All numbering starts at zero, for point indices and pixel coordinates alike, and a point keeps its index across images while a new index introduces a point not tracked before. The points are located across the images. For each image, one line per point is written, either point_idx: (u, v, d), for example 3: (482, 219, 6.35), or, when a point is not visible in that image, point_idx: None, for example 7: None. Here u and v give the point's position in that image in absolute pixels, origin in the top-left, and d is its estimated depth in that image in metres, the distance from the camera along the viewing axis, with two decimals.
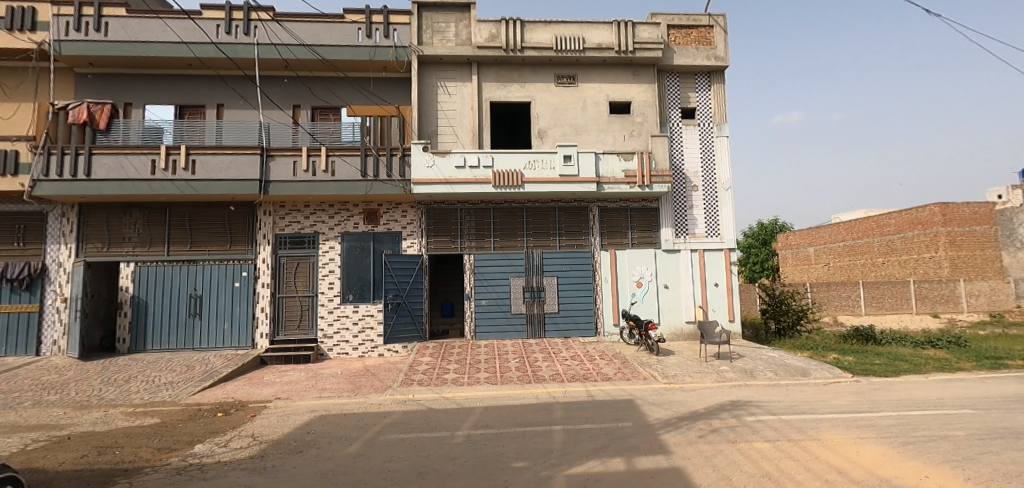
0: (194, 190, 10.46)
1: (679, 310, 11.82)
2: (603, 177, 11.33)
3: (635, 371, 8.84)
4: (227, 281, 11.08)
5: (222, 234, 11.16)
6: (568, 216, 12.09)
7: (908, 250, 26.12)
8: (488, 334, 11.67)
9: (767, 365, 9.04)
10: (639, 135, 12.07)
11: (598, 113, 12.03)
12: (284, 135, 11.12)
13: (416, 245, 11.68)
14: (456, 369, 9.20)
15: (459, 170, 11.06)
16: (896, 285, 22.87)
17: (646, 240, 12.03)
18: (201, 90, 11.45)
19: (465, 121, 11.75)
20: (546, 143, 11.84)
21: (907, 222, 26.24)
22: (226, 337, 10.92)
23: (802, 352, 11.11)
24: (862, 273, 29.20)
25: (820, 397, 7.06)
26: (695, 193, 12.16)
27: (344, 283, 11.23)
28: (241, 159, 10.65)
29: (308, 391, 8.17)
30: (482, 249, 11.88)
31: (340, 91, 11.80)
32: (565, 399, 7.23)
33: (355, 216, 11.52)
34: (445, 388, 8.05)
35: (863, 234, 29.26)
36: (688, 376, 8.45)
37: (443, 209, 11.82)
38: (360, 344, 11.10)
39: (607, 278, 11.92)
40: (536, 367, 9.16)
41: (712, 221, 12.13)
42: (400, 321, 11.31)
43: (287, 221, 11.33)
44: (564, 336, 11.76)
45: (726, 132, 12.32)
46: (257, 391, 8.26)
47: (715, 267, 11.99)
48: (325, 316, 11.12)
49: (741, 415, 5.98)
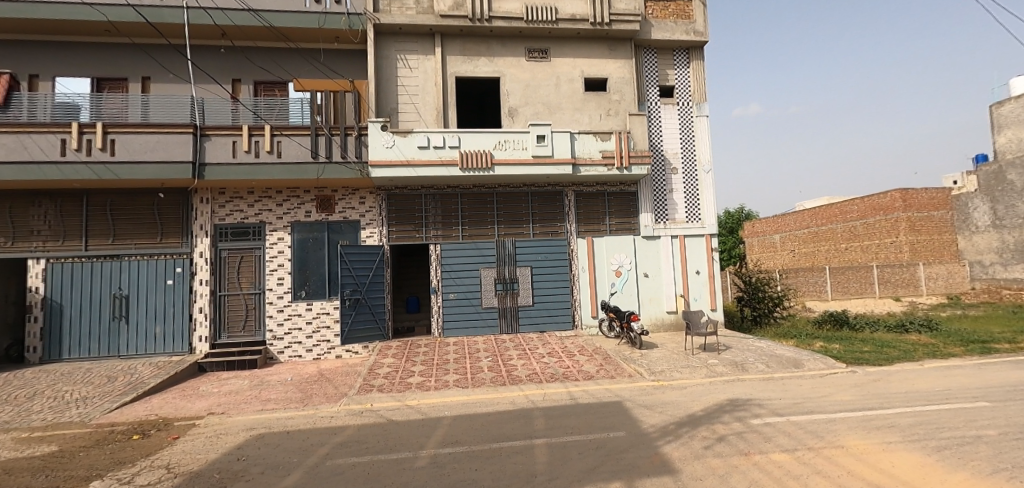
0: (114, 174, 9.08)
1: (659, 299, 11.22)
2: (579, 159, 10.57)
3: (618, 368, 8.16)
4: (160, 278, 9.74)
5: (152, 225, 9.80)
6: (542, 201, 11.27)
7: (870, 235, 26.65)
8: (458, 330, 10.77)
9: (756, 356, 8.52)
10: (617, 114, 11.32)
11: (573, 90, 11.21)
12: (221, 110, 9.82)
13: (376, 235, 10.62)
14: (422, 371, 8.27)
15: (422, 151, 10.06)
16: (861, 270, 23.20)
17: (625, 226, 11.36)
18: (123, 61, 9.97)
19: (428, 98, 10.70)
20: (518, 122, 10.94)
21: (870, 208, 26.74)
22: (159, 343, 9.63)
23: (786, 340, 10.71)
24: (826, 259, 29.72)
25: (821, 391, 6.65)
26: (674, 176, 11.55)
27: (295, 278, 10.09)
28: (169, 139, 9.28)
29: (248, 404, 7.05)
30: (449, 238, 10.95)
31: (287, 64, 10.53)
32: (545, 404, 6.41)
33: (307, 203, 10.35)
34: (409, 394, 7.12)
35: (827, 220, 29.75)
36: (676, 371, 7.81)
37: (406, 195, 10.81)
38: (314, 345, 10.01)
39: (584, 267, 11.19)
40: (511, 366, 8.35)
41: (692, 205, 11.57)
42: (360, 318, 10.25)
43: (228, 210, 10.07)
44: (539, 331, 10.98)
45: (706, 111, 11.75)
46: (188, 405, 7.09)
47: (695, 253, 11.46)
48: (274, 316, 9.97)
49: (746, 417, 5.52)
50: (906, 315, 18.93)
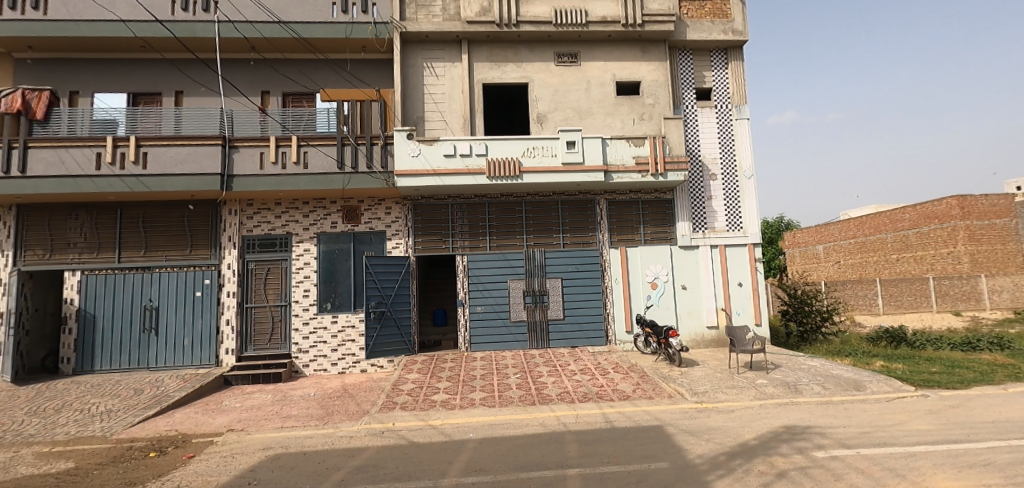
0: (146, 187, 9.18)
1: (699, 313, 10.50)
2: (611, 165, 10.08)
3: (657, 387, 7.53)
4: (188, 290, 9.74)
5: (182, 236, 9.85)
6: (572, 210, 10.80)
7: (924, 245, 24.83)
8: (486, 345, 10.35)
9: (812, 377, 7.69)
10: (651, 118, 10.80)
11: (604, 94, 10.77)
12: (249, 122, 9.86)
13: (402, 245, 10.38)
14: (447, 388, 7.86)
15: (448, 159, 9.80)
16: (915, 282, 21.54)
17: (660, 235, 10.74)
18: (158, 76, 10.21)
19: (455, 105, 10.48)
20: (547, 129, 10.57)
21: (923, 217, 24.98)
22: (186, 355, 9.59)
23: (842, 359, 9.79)
24: (876, 271, 27.86)
25: (893, 420, 5.65)
26: (713, 182, 10.90)
27: (320, 289, 9.93)
28: (199, 151, 9.35)
29: (267, 420, 6.79)
30: (476, 248, 10.60)
31: (315, 75, 10.54)
32: (578, 427, 5.88)
33: (333, 214, 10.22)
34: (432, 413, 6.70)
35: (875, 230, 27.97)
36: (722, 392, 7.10)
37: (432, 205, 10.55)
38: (339, 359, 9.77)
39: (618, 279, 10.61)
40: (541, 384, 7.84)
41: (733, 213, 10.86)
42: (385, 332, 9.96)
43: (256, 222, 10.05)
44: (571, 346, 10.43)
45: (746, 114, 11.08)
46: (208, 421, 6.89)
47: (737, 264, 10.71)
48: (300, 328, 9.81)
49: (806, 448, 4.70)
50: (971, 332, 17.32)
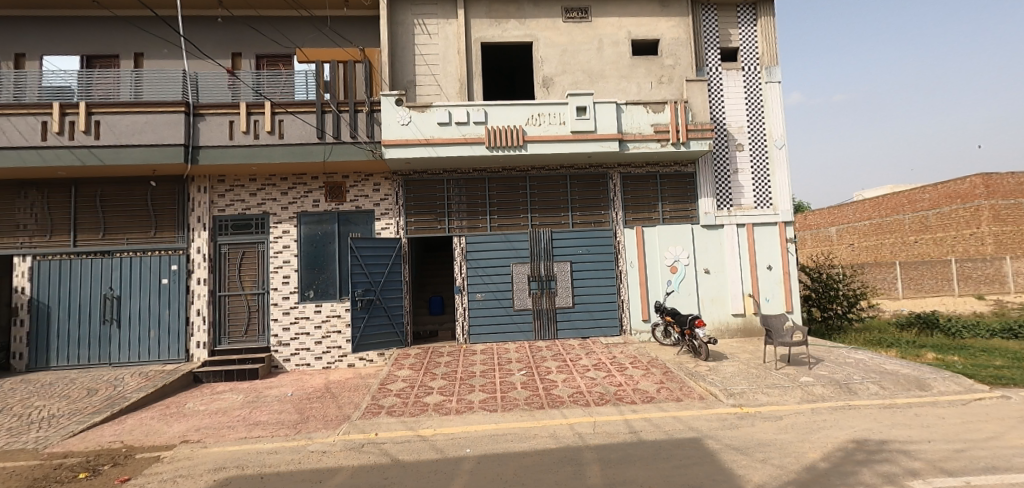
0: (99, 160, 8.08)
1: (724, 299, 9.45)
2: (626, 133, 8.92)
3: (684, 387, 6.49)
4: (153, 276, 8.72)
5: (145, 217, 8.80)
6: (582, 185, 9.68)
7: (945, 226, 23.58)
8: (487, 336, 9.34)
9: (864, 374, 6.62)
10: (670, 81, 9.60)
11: (618, 55, 9.55)
12: (218, 87, 8.72)
13: (392, 226, 9.30)
14: (443, 387, 6.86)
15: (443, 128, 8.65)
16: (937, 265, 20.37)
17: (680, 213, 9.63)
18: (116, 36, 9.04)
19: (450, 68, 9.28)
20: (554, 93, 9.38)
21: (944, 197, 23.71)
22: (153, 349, 8.61)
23: (886, 350, 8.72)
24: (892, 253, 26.62)
25: (985, 430, 4.56)
26: (740, 153, 9.74)
27: (302, 276, 8.91)
28: (159, 119, 8.23)
29: (230, 429, 5.77)
30: (475, 229, 9.51)
31: (292, 34, 9.34)
32: (598, 439, 4.86)
33: (315, 191, 9.14)
34: (422, 421, 5.69)
35: (893, 211, 26.62)
36: (763, 393, 6.05)
37: (426, 181, 9.45)
38: (324, 352, 8.78)
39: (633, 262, 9.53)
40: (549, 383, 6.83)
41: (762, 188, 9.74)
42: (374, 322, 8.94)
43: (228, 200, 8.97)
44: (581, 337, 9.41)
45: (777, 77, 9.86)
46: (162, 429, 5.89)
47: (767, 245, 9.60)
48: (280, 319, 8.81)
49: (897, 476, 3.62)
50: (999, 317, 16.16)
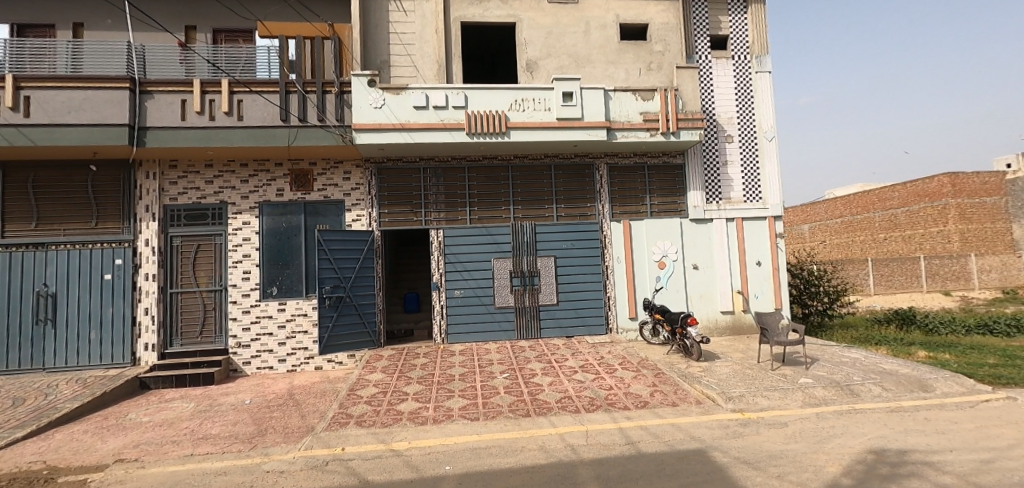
0: (29, 140, 7.14)
1: (712, 296, 9.14)
2: (614, 122, 8.47)
3: (679, 390, 6.09)
4: (94, 271, 7.83)
5: (85, 206, 7.90)
6: (567, 176, 9.20)
7: (913, 225, 24.12)
8: (466, 335, 8.78)
9: (862, 374, 6.36)
10: (659, 69, 9.20)
11: (606, 39, 9.09)
12: (167, 61, 7.86)
13: (364, 218, 8.63)
14: (419, 393, 6.29)
15: (419, 112, 8.03)
16: (906, 262, 20.62)
17: (669, 207, 9.26)
18: (50, 2, 8.05)
19: (427, 48, 8.65)
20: (538, 78, 8.85)
21: (913, 195, 24.22)
22: (93, 352, 7.73)
23: (875, 347, 8.55)
24: (862, 250, 27.12)
25: (1003, 436, 4.30)
26: (729, 145, 9.43)
27: (264, 271, 8.17)
28: (99, 96, 7.34)
29: (174, 445, 5.05)
30: (454, 221, 8.93)
31: (253, 6, 8.53)
32: (594, 452, 4.39)
33: (279, 179, 8.39)
34: (397, 432, 5.11)
35: (863, 209, 27.09)
36: (763, 397, 5.72)
37: (402, 169, 8.81)
38: (289, 354, 8.08)
39: (620, 257, 9.11)
40: (535, 387, 6.33)
41: (751, 181, 9.45)
42: (344, 321, 8.28)
43: (180, 188, 8.14)
44: (565, 335, 8.95)
45: (767, 67, 9.57)
46: (96, 446, 5.13)
47: (756, 240, 9.32)
48: (239, 318, 8.06)
49: None
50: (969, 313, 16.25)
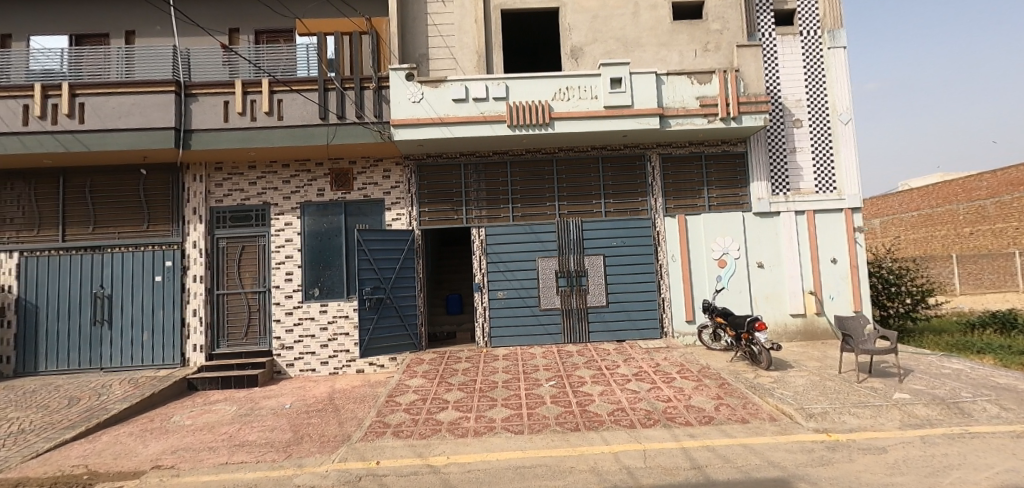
0: (85, 146, 7.36)
1: (781, 297, 8.25)
2: (667, 108, 7.78)
3: (750, 404, 5.36)
4: (146, 273, 8.01)
5: (137, 209, 8.11)
6: (616, 168, 8.58)
7: (1005, 216, 21.41)
8: (510, 338, 8.34)
9: (975, 389, 5.37)
10: (717, 49, 8.41)
11: (657, 20, 8.40)
12: (212, 64, 7.93)
13: (404, 217, 8.38)
14: (460, 401, 5.90)
15: (458, 105, 7.68)
16: (998, 257, 18.16)
17: (729, 200, 8.45)
18: (106, 13, 8.34)
19: (466, 38, 8.30)
20: (584, 65, 8.30)
21: (1005, 184, 21.59)
22: (146, 352, 7.91)
23: (981, 356, 7.36)
24: (944, 246, 24.44)
25: None
26: (798, 130, 8.48)
27: (306, 273, 8.09)
28: (148, 101, 7.47)
29: (210, 451, 4.92)
30: (496, 219, 8.52)
31: (293, 5, 8.49)
32: (655, 477, 3.81)
33: (319, 179, 8.29)
34: (435, 445, 4.73)
35: (944, 200, 24.45)
36: (851, 414, 4.86)
37: (442, 166, 8.50)
38: (330, 357, 7.94)
39: (675, 255, 8.39)
40: (585, 397, 5.79)
41: (824, 169, 8.46)
42: (385, 323, 8.05)
43: (226, 190, 8.20)
44: (616, 340, 8.33)
45: (842, 41, 8.53)
46: (136, 450, 5.07)
47: (832, 235, 8.32)
48: (282, 320, 8.01)
49: None
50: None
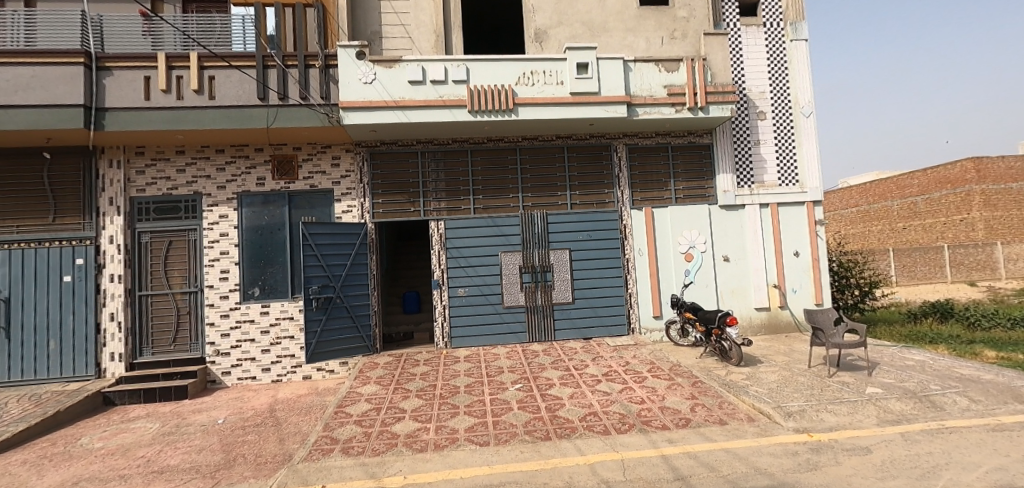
0: None
1: (745, 290, 8.20)
2: (635, 96, 7.50)
3: (725, 403, 5.14)
4: (52, 272, 6.96)
5: (40, 198, 7.03)
6: (581, 159, 8.24)
7: (934, 212, 22.88)
8: (472, 337, 7.87)
9: (940, 382, 5.39)
10: (684, 37, 8.22)
11: (623, 5, 8.10)
12: (130, 33, 6.93)
13: (356, 209, 7.70)
14: (419, 409, 5.37)
15: (415, 88, 7.08)
16: (929, 251, 19.35)
17: (695, 192, 8.31)
18: None
19: (423, 16, 7.71)
20: (549, 49, 7.90)
21: (934, 182, 23.04)
22: (53, 364, 6.87)
23: (933, 347, 7.55)
24: (880, 241, 25.93)
25: None
26: (762, 122, 8.44)
27: (244, 271, 7.28)
28: (50, 72, 6.42)
29: (121, 482, 4.17)
30: (456, 211, 8.00)
31: None
32: None
33: (260, 166, 7.48)
34: (390, 463, 4.20)
35: (880, 197, 25.93)
36: (827, 412, 4.72)
37: (397, 155, 7.88)
38: (273, 363, 7.19)
39: (642, 249, 8.17)
40: (554, 401, 5.40)
41: (787, 162, 8.46)
42: (335, 325, 7.37)
43: (149, 178, 7.26)
44: (583, 337, 8.03)
45: (803, 34, 8.54)
46: (27, 484, 4.24)
47: (794, 228, 8.35)
48: (217, 324, 7.17)
49: None
50: (997, 301, 15.04)
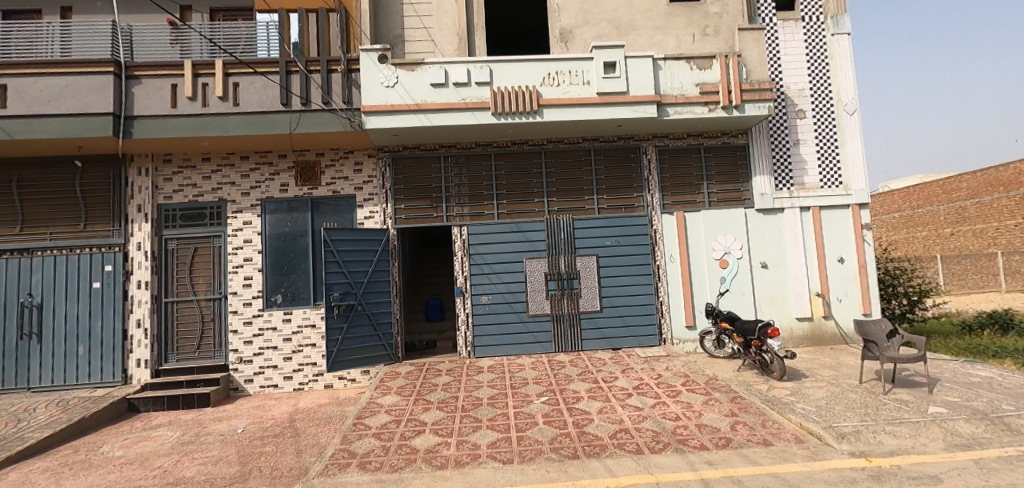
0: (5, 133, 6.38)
1: (785, 299, 7.70)
2: (665, 95, 7.17)
3: (769, 422, 4.72)
4: (83, 279, 7.07)
5: (73, 206, 7.17)
6: (608, 162, 7.94)
7: (985, 217, 21.43)
8: (495, 347, 7.61)
9: (1016, 402, 4.82)
10: (716, 33, 7.86)
11: (652, 1, 7.81)
12: (158, 43, 7.03)
13: (378, 214, 7.59)
14: (439, 422, 5.14)
15: (437, 91, 6.94)
16: (982, 258, 18.07)
17: (730, 195, 7.88)
18: None
19: (445, 19, 7.60)
20: (574, 49, 7.66)
21: (985, 185, 21.60)
22: (81, 369, 6.95)
23: (1000, 362, 6.88)
24: (926, 247, 24.48)
25: None
26: (801, 121, 7.96)
27: (267, 278, 7.23)
28: (83, 82, 6.55)
29: None
30: (479, 217, 7.79)
31: None
32: None
33: (283, 173, 7.46)
34: (408, 480, 3.97)
35: (925, 201, 24.52)
36: (887, 434, 4.26)
37: (420, 159, 7.75)
38: (295, 371, 7.10)
39: (673, 256, 7.77)
40: (582, 416, 5.08)
41: (829, 162, 7.95)
42: (356, 333, 7.23)
43: (176, 185, 7.32)
44: (611, 347, 7.67)
45: (845, 27, 8.06)
46: None
47: (838, 233, 7.81)
48: (240, 331, 7.14)
49: None
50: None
